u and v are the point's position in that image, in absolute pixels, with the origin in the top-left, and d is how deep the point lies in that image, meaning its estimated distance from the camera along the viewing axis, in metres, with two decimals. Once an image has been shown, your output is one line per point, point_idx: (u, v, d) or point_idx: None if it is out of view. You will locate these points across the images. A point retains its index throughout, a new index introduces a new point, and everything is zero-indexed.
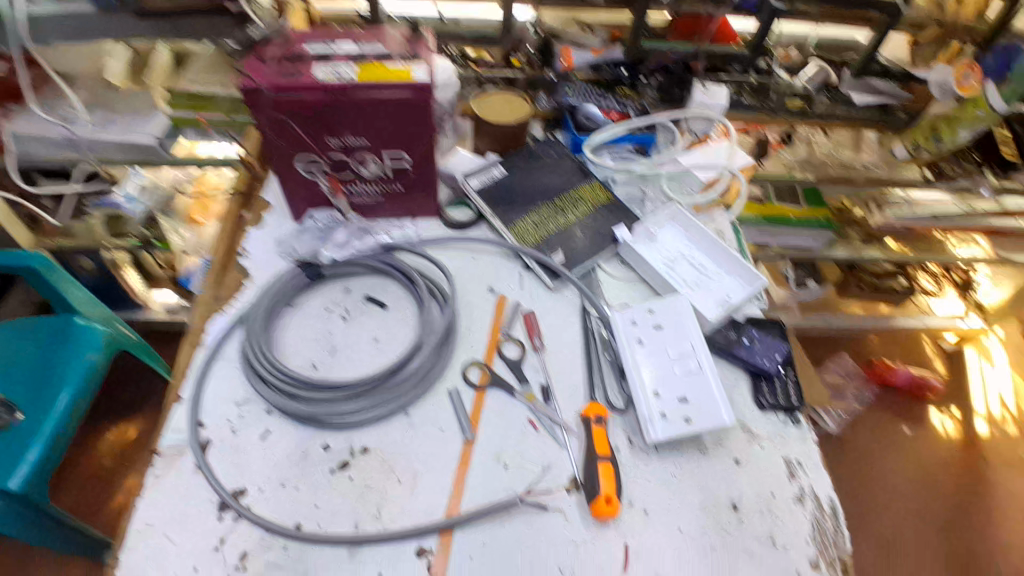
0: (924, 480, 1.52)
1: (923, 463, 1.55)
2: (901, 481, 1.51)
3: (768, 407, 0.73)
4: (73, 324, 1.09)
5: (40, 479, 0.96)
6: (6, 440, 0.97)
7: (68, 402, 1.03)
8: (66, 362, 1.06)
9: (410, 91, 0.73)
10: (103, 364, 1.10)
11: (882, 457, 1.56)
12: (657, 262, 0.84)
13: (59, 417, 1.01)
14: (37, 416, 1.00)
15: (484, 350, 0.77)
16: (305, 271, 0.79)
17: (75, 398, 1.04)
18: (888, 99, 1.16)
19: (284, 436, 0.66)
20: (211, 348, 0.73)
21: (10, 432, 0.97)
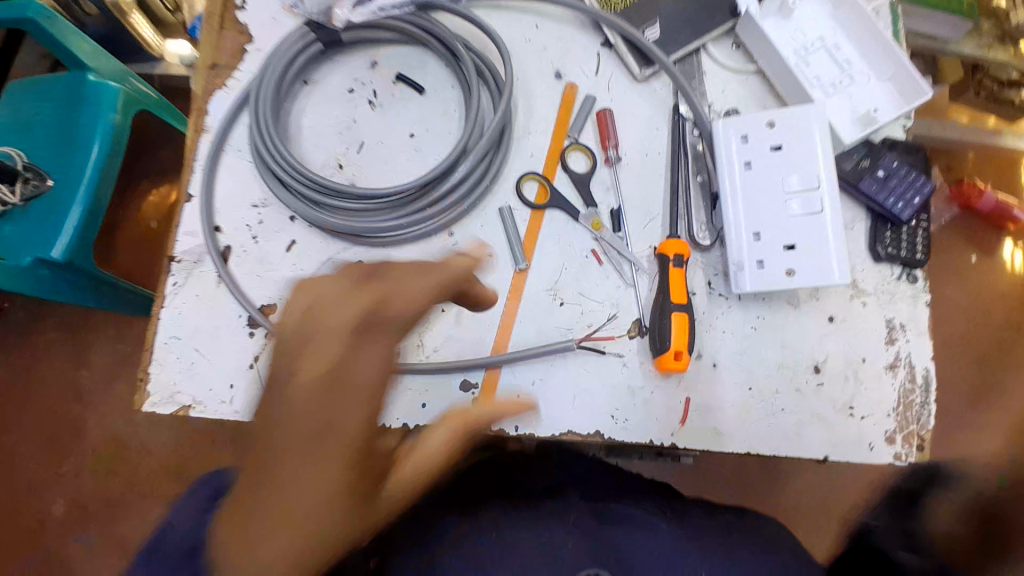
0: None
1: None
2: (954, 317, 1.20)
3: (883, 258, 0.60)
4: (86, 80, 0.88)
5: (83, 246, 0.84)
6: (46, 207, 0.85)
7: (99, 158, 0.85)
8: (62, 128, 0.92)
9: None
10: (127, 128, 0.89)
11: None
12: (786, 50, 0.62)
13: (89, 182, 0.85)
14: (70, 183, 0.85)
15: (545, 159, 0.62)
16: (315, 35, 0.60)
17: (105, 154, 0.86)
18: None
19: (312, 249, 0.58)
20: (215, 136, 0.60)
21: (49, 199, 0.85)
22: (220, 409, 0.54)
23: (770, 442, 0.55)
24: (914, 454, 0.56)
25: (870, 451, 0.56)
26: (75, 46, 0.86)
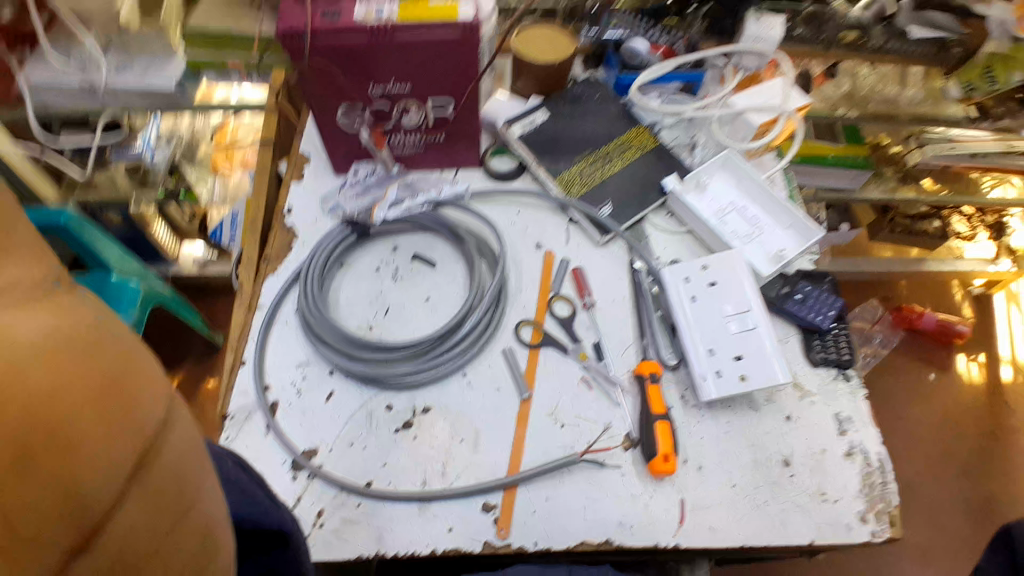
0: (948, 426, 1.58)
1: (940, 404, 1.62)
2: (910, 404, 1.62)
3: (819, 362, 0.74)
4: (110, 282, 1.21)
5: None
6: None
7: None
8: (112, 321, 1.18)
9: (456, 34, 0.68)
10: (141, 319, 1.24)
11: (901, 400, 1.63)
12: (707, 214, 0.82)
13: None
14: None
15: (535, 308, 0.77)
16: (352, 230, 0.79)
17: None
18: (949, 33, 1.08)
19: (347, 397, 0.68)
20: (269, 310, 0.74)
21: None
22: None
23: (759, 532, 0.63)
24: (888, 529, 0.64)
25: (848, 530, 0.64)
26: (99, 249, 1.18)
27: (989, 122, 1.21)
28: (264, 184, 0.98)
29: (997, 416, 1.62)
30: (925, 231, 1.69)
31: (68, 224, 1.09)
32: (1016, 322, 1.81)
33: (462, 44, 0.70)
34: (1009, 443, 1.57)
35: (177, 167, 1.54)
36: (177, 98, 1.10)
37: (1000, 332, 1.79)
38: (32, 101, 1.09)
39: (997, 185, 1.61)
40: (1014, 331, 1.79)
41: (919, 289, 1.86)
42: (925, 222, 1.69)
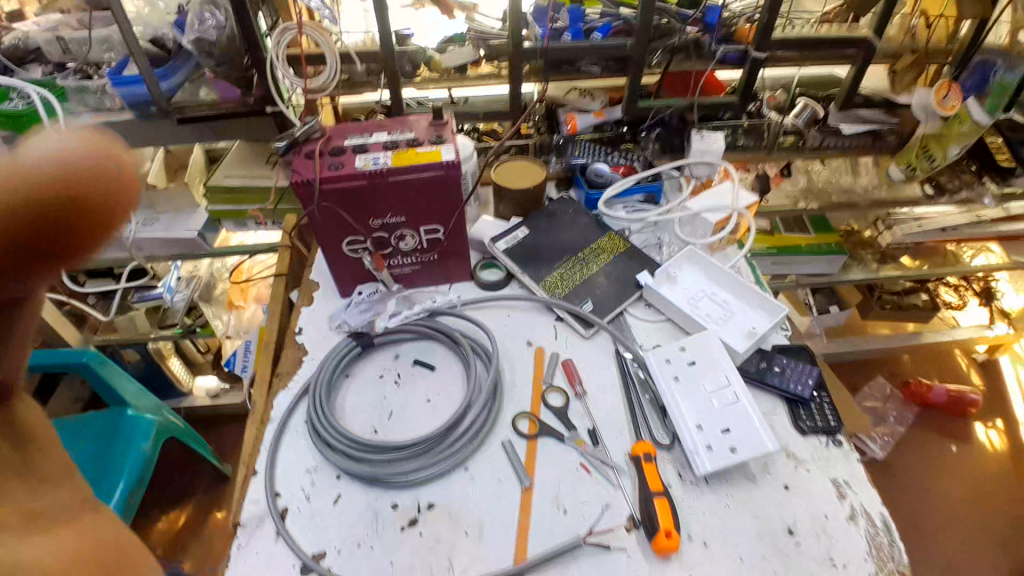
0: (979, 501, 1.53)
1: (964, 478, 1.59)
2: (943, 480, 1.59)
3: (808, 431, 0.76)
4: (125, 417, 1.25)
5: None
6: None
7: (124, 492, 1.15)
8: (124, 453, 1.21)
9: (440, 170, 0.82)
10: (153, 454, 1.24)
11: (923, 476, 1.59)
12: (680, 301, 0.89)
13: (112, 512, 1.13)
14: None
15: (530, 400, 0.81)
16: (357, 342, 0.86)
17: (127, 490, 1.16)
18: (877, 124, 1.23)
19: (354, 500, 0.71)
20: (280, 421, 0.79)
21: None
22: None
23: None
24: None
25: None
26: (118, 386, 1.26)
27: (945, 196, 1.30)
28: (279, 310, 1.08)
29: None
30: (914, 306, 1.75)
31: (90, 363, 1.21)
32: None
33: (446, 178, 0.83)
34: None
35: (194, 308, 1.64)
36: (197, 244, 1.31)
37: (1013, 399, 1.79)
38: None
39: (977, 254, 1.70)
40: None
41: (922, 361, 1.90)
42: (913, 296, 1.77)
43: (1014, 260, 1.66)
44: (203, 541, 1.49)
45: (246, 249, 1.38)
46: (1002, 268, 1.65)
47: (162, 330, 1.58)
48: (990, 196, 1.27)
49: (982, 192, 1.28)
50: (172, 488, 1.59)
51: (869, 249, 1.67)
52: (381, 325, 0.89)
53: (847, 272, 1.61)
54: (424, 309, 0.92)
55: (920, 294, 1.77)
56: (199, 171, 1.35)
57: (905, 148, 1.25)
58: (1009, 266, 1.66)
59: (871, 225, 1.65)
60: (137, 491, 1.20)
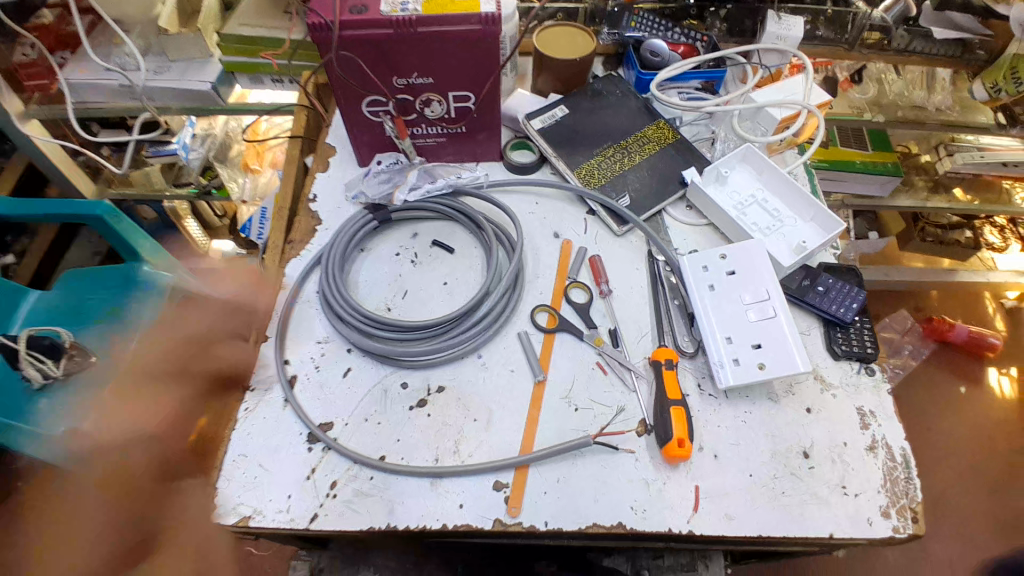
0: (973, 442, 1.54)
1: (967, 417, 1.59)
2: (946, 416, 1.59)
3: (841, 355, 0.72)
4: (141, 274, 1.22)
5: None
6: (84, 380, 1.11)
7: (141, 344, 1.17)
8: (140, 306, 1.21)
9: (476, 24, 0.71)
10: (170, 310, 1.24)
11: (925, 411, 1.60)
12: (727, 205, 0.81)
13: (130, 360, 1.15)
14: (111, 358, 1.15)
15: (551, 295, 0.77)
16: (373, 216, 0.81)
17: (145, 342, 1.18)
18: (970, 35, 1.05)
19: (363, 375, 0.70)
20: (290, 290, 0.77)
21: (89, 373, 1.12)
22: (277, 517, 0.60)
23: (775, 523, 0.61)
24: (911, 526, 0.62)
25: (870, 525, 0.62)
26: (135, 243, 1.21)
27: (1016, 128, 1.22)
28: (292, 175, 1.01)
29: None
30: (956, 241, 1.73)
31: (104, 215, 1.12)
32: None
33: (482, 35, 0.72)
34: None
35: (209, 167, 1.58)
36: (210, 98, 1.22)
37: None
38: (71, 97, 1.21)
39: None
40: None
41: (949, 299, 1.84)
42: (955, 231, 1.75)
43: None
44: None
45: (262, 107, 1.29)
46: None
47: (178, 189, 1.54)
48: None
49: None
50: None
51: (925, 174, 1.56)
52: (400, 200, 0.82)
53: (895, 197, 1.50)
54: (449, 185, 0.84)
55: (962, 230, 1.74)
56: (213, 18, 1.20)
57: (994, 65, 1.08)
58: None
59: (932, 149, 1.56)
60: (154, 343, 1.21)
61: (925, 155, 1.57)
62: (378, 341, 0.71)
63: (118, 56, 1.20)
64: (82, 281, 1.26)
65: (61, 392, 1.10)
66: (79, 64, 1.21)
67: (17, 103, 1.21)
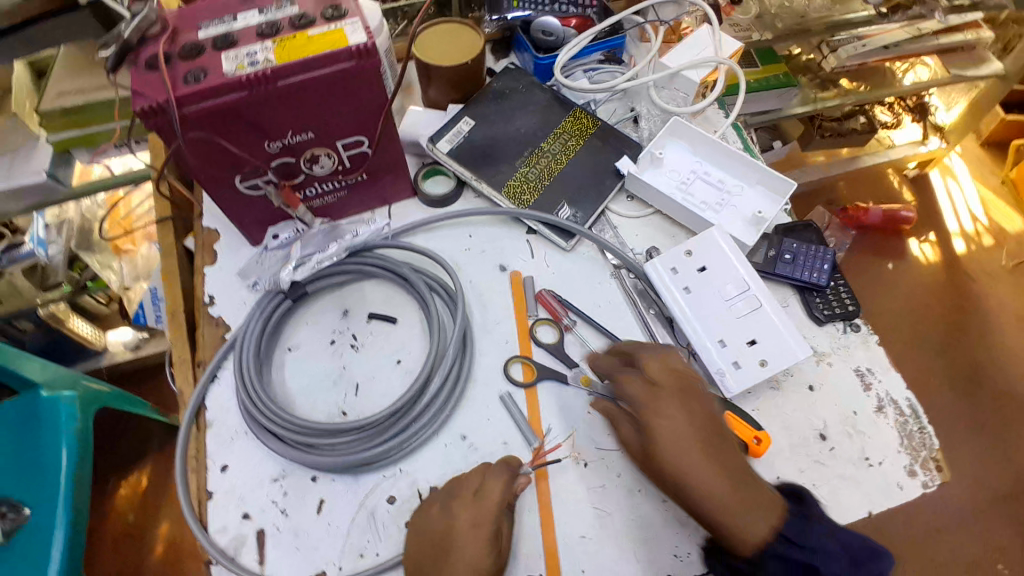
0: (914, 315, 1.64)
1: (902, 291, 1.69)
2: (888, 296, 1.68)
3: (825, 320, 0.69)
4: (39, 398, 0.97)
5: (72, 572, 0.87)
6: (24, 540, 0.85)
7: (72, 473, 0.92)
8: (51, 433, 0.95)
9: (349, 60, 0.59)
10: (89, 430, 0.99)
11: (865, 295, 1.68)
12: (672, 189, 0.75)
13: (65, 495, 0.90)
14: (42, 501, 0.89)
15: (517, 345, 0.69)
16: (286, 295, 0.69)
17: (73, 463, 0.94)
18: None
19: (340, 503, 0.60)
20: (216, 423, 0.65)
21: (26, 532, 0.86)
22: None
23: None
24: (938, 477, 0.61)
25: (901, 490, 0.60)
26: (22, 367, 0.96)
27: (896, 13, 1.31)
28: (176, 267, 0.85)
29: (961, 290, 1.69)
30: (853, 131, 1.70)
31: None
32: (956, 193, 1.90)
33: (359, 70, 0.60)
34: (975, 312, 1.64)
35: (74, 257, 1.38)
36: (52, 187, 1.01)
37: (943, 208, 1.87)
38: None
39: (908, 69, 1.58)
40: (957, 202, 1.88)
41: (859, 186, 1.93)
42: (851, 121, 1.71)
43: (948, 75, 1.53)
44: (170, 504, 1.38)
45: (110, 182, 1.07)
46: (933, 84, 1.54)
47: (48, 293, 1.32)
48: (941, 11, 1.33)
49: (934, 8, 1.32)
50: (119, 457, 1.44)
51: None
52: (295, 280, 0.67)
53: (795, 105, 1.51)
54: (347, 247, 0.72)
55: (857, 118, 1.71)
56: (28, 94, 0.99)
57: None
58: (942, 81, 1.54)
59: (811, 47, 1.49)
60: (85, 466, 0.96)
61: None
62: (324, 451, 0.61)
63: None
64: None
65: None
66: None
67: None
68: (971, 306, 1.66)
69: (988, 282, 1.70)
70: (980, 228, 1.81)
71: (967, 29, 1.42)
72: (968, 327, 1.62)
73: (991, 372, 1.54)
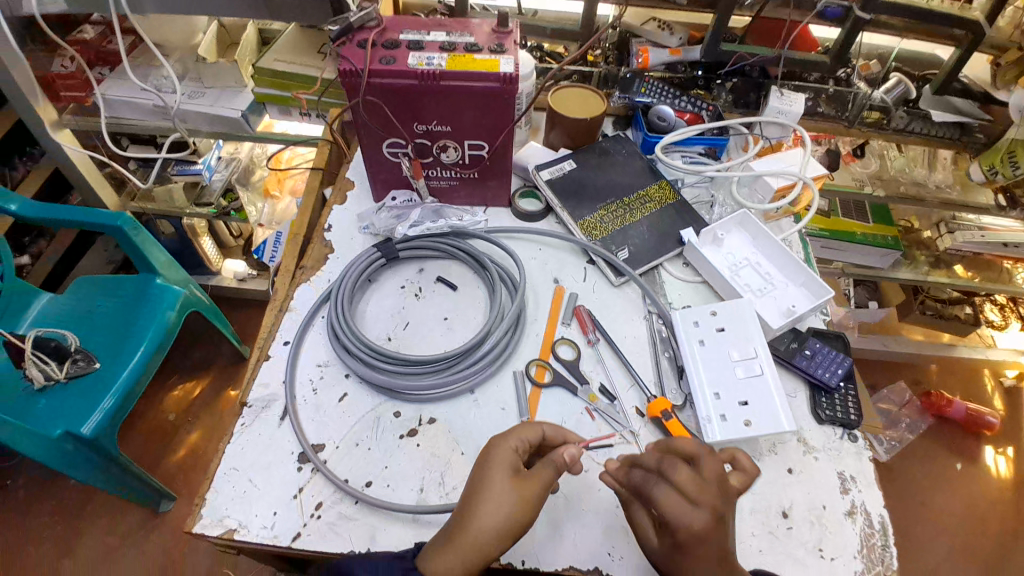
0: (971, 518, 1.50)
1: (956, 493, 1.54)
2: (950, 499, 1.53)
3: (825, 420, 0.73)
4: (152, 285, 1.24)
5: (109, 426, 1.09)
6: (88, 385, 1.11)
7: (144, 355, 1.17)
8: (147, 318, 1.21)
9: (496, 83, 0.76)
10: (176, 324, 1.24)
11: (914, 488, 1.54)
12: (721, 266, 0.84)
13: (133, 369, 1.14)
14: (113, 365, 1.14)
15: (543, 343, 0.79)
16: (381, 251, 0.83)
17: (147, 355, 1.17)
18: (969, 118, 1.12)
19: (357, 402, 0.73)
20: (300, 322, 0.79)
21: (92, 378, 1.12)
22: (260, 532, 0.63)
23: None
24: None
25: None
26: (154, 254, 1.23)
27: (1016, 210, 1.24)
28: (310, 205, 1.06)
29: None
30: (955, 316, 1.71)
31: (127, 226, 1.14)
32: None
33: (501, 92, 0.77)
34: None
35: (230, 190, 1.67)
36: (239, 125, 1.29)
37: None
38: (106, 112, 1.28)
39: None
40: None
41: (949, 375, 1.80)
42: (956, 307, 1.73)
43: None
44: (212, 412, 1.57)
45: (289, 138, 1.36)
46: None
47: (198, 207, 1.59)
48: None
49: None
50: (191, 361, 1.67)
51: (926, 249, 1.57)
52: (399, 231, 0.87)
53: (895, 269, 1.52)
54: (451, 227, 0.88)
55: (963, 306, 1.73)
56: (251, 49, 1.31)
57: (990, 149, 1.15)
58: None
59: (933, 226, 1.57)
60: (157, 356, 1.20)
61: (926, 231, 1.58)
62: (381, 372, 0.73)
63: (155, 78, 1.28)
64: (90, 290, 1.27)
65: (57, 393, 1.09)
66: (114, 79, 1.29)
67: (53, 113, 1.28)
68: None
69: None
70: None
71: None
72: None
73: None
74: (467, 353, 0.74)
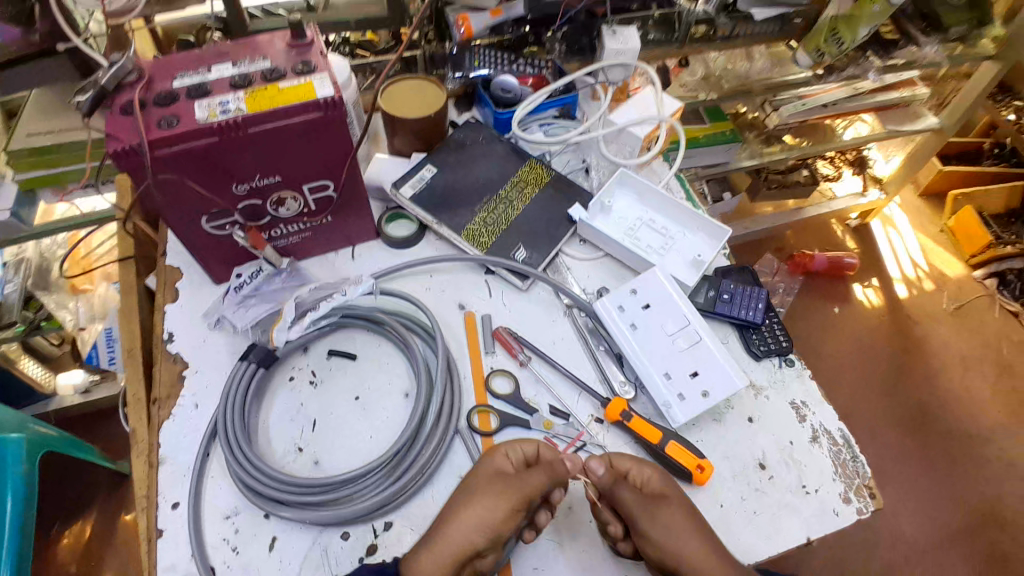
0: (872, 359, 1.69)
1: (845, 333, 1.74)
2: (844, 352, 1.71)
3: (761, 355, 0.74)
4: None
5: None
6: None
7: (15, 513, 0.92)
8: None
9: (317, 111, 0.62)
10: (34, 474, 0.96)
11: (819, 340, 1.73)
12: (618, 235, 0.80)
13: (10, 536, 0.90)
14: None
15: (475, 384, 0.71)
16: (256, 362, 0.67)
17: (20, 511, 0.92)
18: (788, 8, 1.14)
19: (294, 540, 0.60)
20: (193, 480, 0.63)
21: None
22: None
23: (756, 542, 0.63)
24: (871, 503, 0.66)
25: (837, 515, 0.65)
26: None
27: (833, 75, 1.30)
28: (134, 305, 0.86)
29: (905, 331, 1.75)
30: (796, 182, 1.76)
31: None
32: (898, 244, 1.95)
33: (327, 121, 0.64)
34: (920, 354, 1.70)
35: (32, 296, 1.27)
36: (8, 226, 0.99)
37: (883, 254, 1.93)
38: None
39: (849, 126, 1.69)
40: (895, 249, 1.94)
41: (801, 233, 1.98)
42: (794, 173, 1.77)
43: (886, 130, 1.66)
44: (118, 547, 1.28)
45: (75, 221, 1.05)
46: (873, 139, 1.66)
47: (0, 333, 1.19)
48: (874, 71, 1.30)
49: (867, 67, 1.29)
50: (60, 500, 1.32)
51: (756, 130, 1.61)
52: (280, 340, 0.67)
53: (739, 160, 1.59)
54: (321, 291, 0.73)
55: (799, 171, 1.77)
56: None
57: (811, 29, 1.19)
58: (881, 136, 1.67)
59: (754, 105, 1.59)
60: (29, 510, 0.95)
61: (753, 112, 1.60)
62: (328, 503, 0.61)
63: None
64: None
65: None
66: None
67: None
68: (931, 345, 1.72)
69: (930, 322, 1.77)
70: (922, 273, 1.88)
71: (901, 88, 1.57)
72: (928, 368, 1.68)
73: (942, 412, 1.59)
74: (414, 436, 0.64)
